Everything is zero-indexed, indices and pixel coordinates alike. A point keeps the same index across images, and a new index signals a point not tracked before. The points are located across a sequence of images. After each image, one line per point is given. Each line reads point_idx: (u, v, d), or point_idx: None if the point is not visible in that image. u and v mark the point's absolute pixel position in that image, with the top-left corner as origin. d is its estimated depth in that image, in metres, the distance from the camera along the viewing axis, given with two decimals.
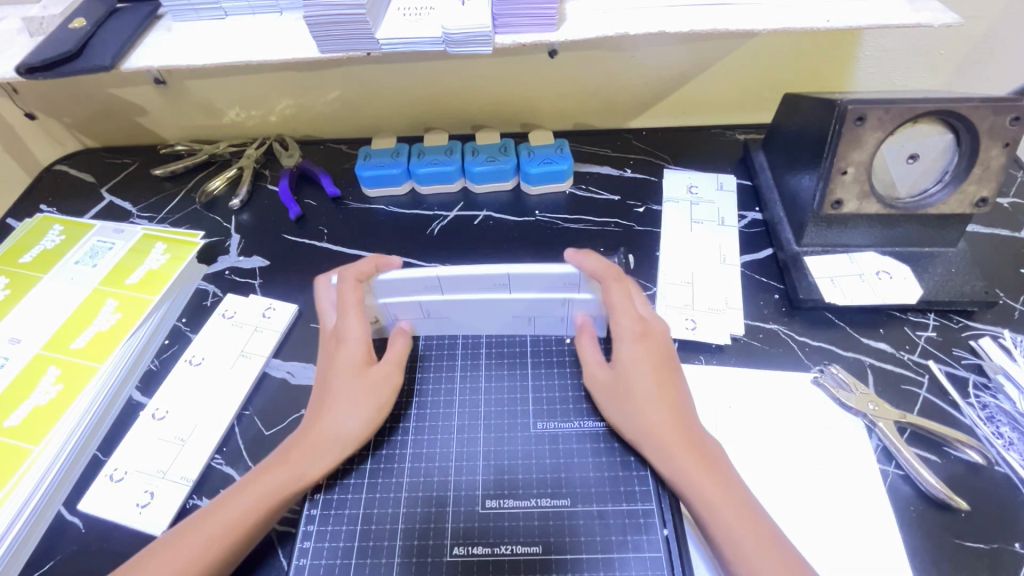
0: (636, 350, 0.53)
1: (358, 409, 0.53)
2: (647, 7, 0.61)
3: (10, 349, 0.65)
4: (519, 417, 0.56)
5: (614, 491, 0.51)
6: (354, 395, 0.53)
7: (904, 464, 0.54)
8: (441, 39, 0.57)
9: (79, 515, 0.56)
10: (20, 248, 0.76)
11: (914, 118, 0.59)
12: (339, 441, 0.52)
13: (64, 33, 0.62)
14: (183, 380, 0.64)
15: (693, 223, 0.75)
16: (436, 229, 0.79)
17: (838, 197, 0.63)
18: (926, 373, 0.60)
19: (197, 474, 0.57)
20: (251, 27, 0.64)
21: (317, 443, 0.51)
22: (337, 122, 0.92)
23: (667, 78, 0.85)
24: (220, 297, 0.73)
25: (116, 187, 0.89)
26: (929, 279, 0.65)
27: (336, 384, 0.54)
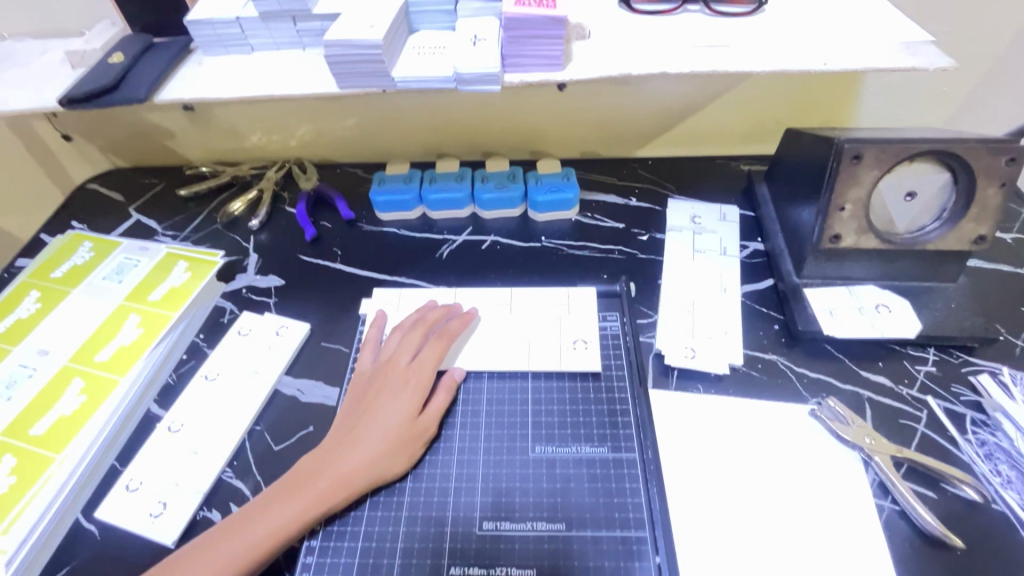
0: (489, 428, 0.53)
1: (396, 452, 0.54)
2: (649, 47, 0.63)
3: (38, 361, 0.68)
4: (518, 441, 0.57)
5: (609, 517, 0.52)
6: (394, 439, 0.54)
7: (899, 500, 0.54)
8: (452, 77, 0.60)
9: (96, 524, 0.59)
10: (51, 264, 0.80)
11: (910, 157, 0.61)
12: (367, 481, 0.53)
13: (103, 67, 0.67)
14: (198, 394, 0.67)
15: (695, 252, 0.77)
16: (445, 253, 0.82)
17: (836, 232, 0.65)
18: (924, 408, 0.61)
19: (207, 486, 0.60)
20: (276, 62, 0.68)
21: (338, 477, 0.52)
22: (354, 148, 0.96)
23: (672, 111, 0.88)
24: (236, 315, 0.77)
25: (143, 206, 0.94)
26: (929, 313, 0.65)
27: (381, 426, 0.55)
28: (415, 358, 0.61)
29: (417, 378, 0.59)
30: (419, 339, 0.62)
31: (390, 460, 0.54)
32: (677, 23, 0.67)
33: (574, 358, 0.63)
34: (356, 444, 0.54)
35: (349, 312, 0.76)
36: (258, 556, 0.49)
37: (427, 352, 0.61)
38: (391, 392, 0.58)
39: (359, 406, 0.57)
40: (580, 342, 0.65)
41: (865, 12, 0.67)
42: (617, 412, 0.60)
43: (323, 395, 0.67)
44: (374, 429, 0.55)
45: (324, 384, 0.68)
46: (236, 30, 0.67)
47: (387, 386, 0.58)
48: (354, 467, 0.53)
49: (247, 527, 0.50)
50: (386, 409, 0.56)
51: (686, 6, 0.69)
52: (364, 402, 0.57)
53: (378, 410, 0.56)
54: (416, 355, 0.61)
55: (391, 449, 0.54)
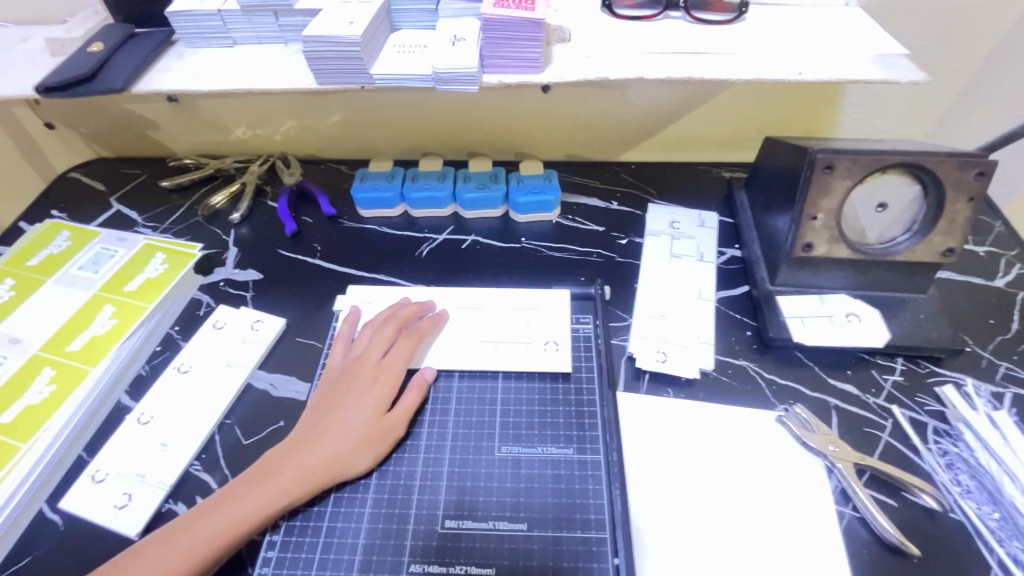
0: None
1: (361, 448, 0.54)
2: (628, 53, 0.64)
3: (9, 349, 0.68)
4: (485, 440, 0.58)
5: (570, 518, 0.52)
6: (359, 435, 0.55)
7: (860, 507, 0.55)
8: (430, 77, 0.60)
9: (59, 514, 0.59)
10: (27, 252, 0.79)
11: (882, 169, 0.61)
12: (330, 476, 0.53)
13: (82, 55, 0.67)
14: (170, 387, 0.67)
15: (672, 258, 0.77)
16: (424, 251, 0.82)
17: (809, 241, 0.65)
18: (889, 417, 0.61)
19: (174, 479, 0.59)
20: (257, 56, 0.68)
21: (301, 472, 0.52)
22: (338, 144, 0.96)
23: (655, 116, 0.89)
24: (212, 308, 0.76)
25: (124, 196, 0.94)
26: (898, 323, 0.66)
27: (348, 422, 0.55)
28: (386, 356, 0.61)
29: (386, 375, 0.59)
30: (390, 337, 0.62)
31: (355, 457, 0.54)
32: (658, 30, 0.67)
33: (545, 359, 0.64)
34: (321, 439, 0.54)
35: (326, 308, 0.76)
36: (217, 549, 0.49)
37: (397, 350, 0.61)
38: (359, 389, 0.58)
39: (326, 402, 0.57)
40: (552, 344, 0.65)
41: (843, 24, 0.68)
42: (585, 413, 0.60)
43: (295, 391, 0.67)
44: (341, 425, 0.55)
45: (296, 379, 0.68)
46: (218, 23, 0.67)
47: (356, 383, 0.58)
48: (318, 462, 0.53)
49: (207, 519, 0.50)
50: (354, 405, 0.56)
51: (667, 13, 0.69)
52: (332, 397, 0.57)
53: (345, 407, 0.56)
54: (386, 352, 0.61)
55: (357, 445, 0.54)
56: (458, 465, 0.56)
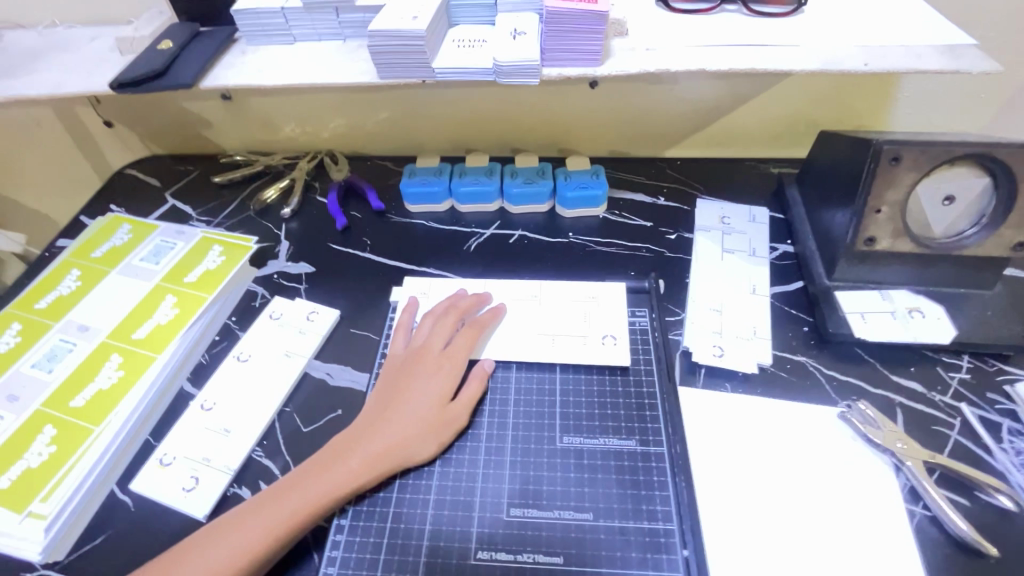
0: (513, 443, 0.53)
1: (427, 436, 0.55)
2: (687, 45, 0.64)
3: (79, 336, 0.70)
4: (546, 430, 0.58)
5: (635, 509, 0.52)
6: (426, 423, 0.55)
7: (931, 505, 0.53)
8: (492, 69, 0.61)
9: (129, 495, 0.60)
10: (91, 244, 0.82)
11: (950, 161, 0.60)
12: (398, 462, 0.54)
13: (152, 53, 0.69)
14: (231, 375, 0.68)
15: (724, 252, 0.77)
16: (473, 246, 0.82)
17: (871, 234, 0.64)
18: (957, 415, 0.60)
19: (238, 463, 0.61)
20: (317, 52, 0.69)
21: (371, 458, 0.53)
22: (385, 141, 0.97)
23: (703, 111, 0.88)
24: (267, 299, 0.78)
25: (178, 192, 0.96)
26: (963, 319, 0.64)
27: (415, 409, 0.56)
28: (447, 347, 0.62)
29: (448, 366, 0.60)
30: (451, 328, 0.63)
31: (417, 444, 0.54)
32: (714, 22, 0.67)
33: (602, 354, 0.64)
34: (389, 426, 0.55)
35: (378, 300, 0.77)
36: (287, 530, 0.50)
37: (458, 341, 0.62)
38: (421, 378, 0.58)
39: (389, 390, 0.58)
40: (609, 337, 0.65)
41: (905, 15, 0.67)
42: (646, 406, 0.60)
43: (351, 380, 0.68)
44: (405, 413, 0.56)
45: (353, 369, 0.69)
46: (280, 20, 0.69)
47: (417, 373, 0.59)
48: (383, 449, 0.53)
49: (282, 499, 0.51)
50: (417, 393, 0.57)
51: (724, 6, 0.69)
52: (399, 385, 0.58)
53: (409, 395, 0.57)
54: (446, 344, 0.62)
55: (420, 433, 0.55)
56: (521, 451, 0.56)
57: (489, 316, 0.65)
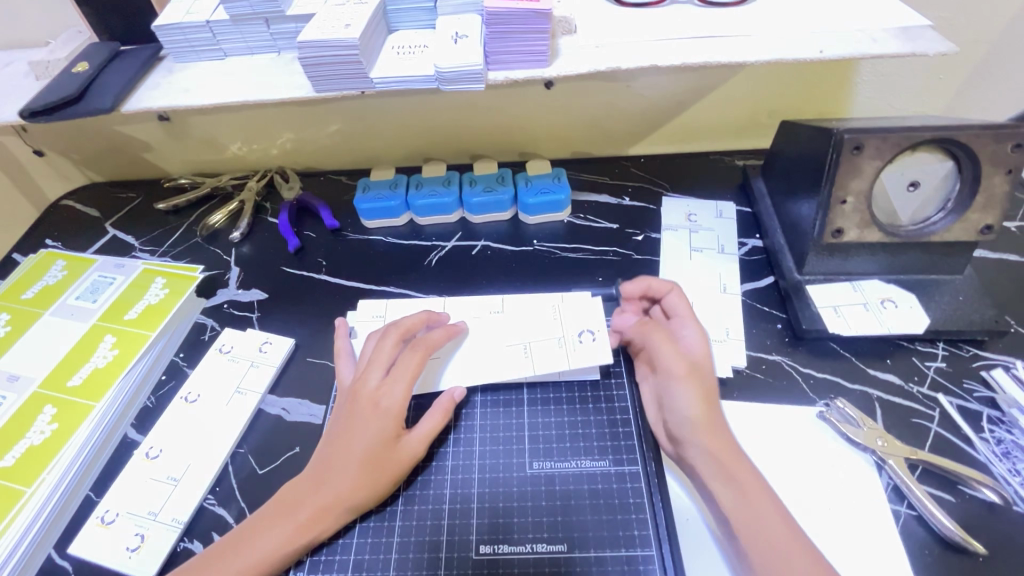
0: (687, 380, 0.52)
1: (377, 477, 0.50)
2: (639, 40, 0.61)
3: (8, 388, 0.65)
4: (515, 457, 0.55)
5: (612, 537, 0.49)
6: (377, 466, 0.51)
7: (916, 504, 0.52)
8: (434, 77, 0.57)
9: (69, 559, 0.55)
10: (22, 285, 0.76)
11: (913, 146, 0.58)
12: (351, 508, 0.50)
13: (67, 76, 0.64)
14: (178, 418, 0.64)
15: (692, 251, 0.74)
16: (434, 260, 0.79)
17: (838, 226, 0.62)
18: (936, 406, 0.58)
19: (187, 516, 0.56)
20: (249, 67, 0.65)
21: (321, 507, 0.49)
22: (337, 155, 0.93)
23: (664, 106, 0.86)
24: (217, 331, 0.73)
25: (120, 221, 0.91)
26: (936, 307, 0.63)
27: (359, 455, 0.50)
28: (388, 376, 0.54)
29: (389, 400, 0.53)
30: (390, 353, 0.56)
31: (368, 489, 0.50)
32: (666, 15, 0.64)
33: (580, 354, 0.59)
34: (334, 472, 0.50)
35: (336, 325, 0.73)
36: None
37: (398, 369, 0.55)
38: (362, 418, 0.52)
39: (333, 434, 0.53)
40: (586, 333, 0.61)
41: None
42: (618, 422, 0.57)
43: (309, 414, 0.64)
44: (349, 460, 0.50)
45: (310, 402, 0.65)
46: (207, 34, 0.64)
47: (359, 413, 0.53)
48: (331, 500, 0.49)
49: (228, 557, 0.46)
50: (359, 435, 0.51)
51: None
52: (339, 429, 0.52)
53: (350, 440, 0.51)
54: (388, 371, 0.55)
55: (368, 478, 0.50)
56: (708, 439, 0.49)
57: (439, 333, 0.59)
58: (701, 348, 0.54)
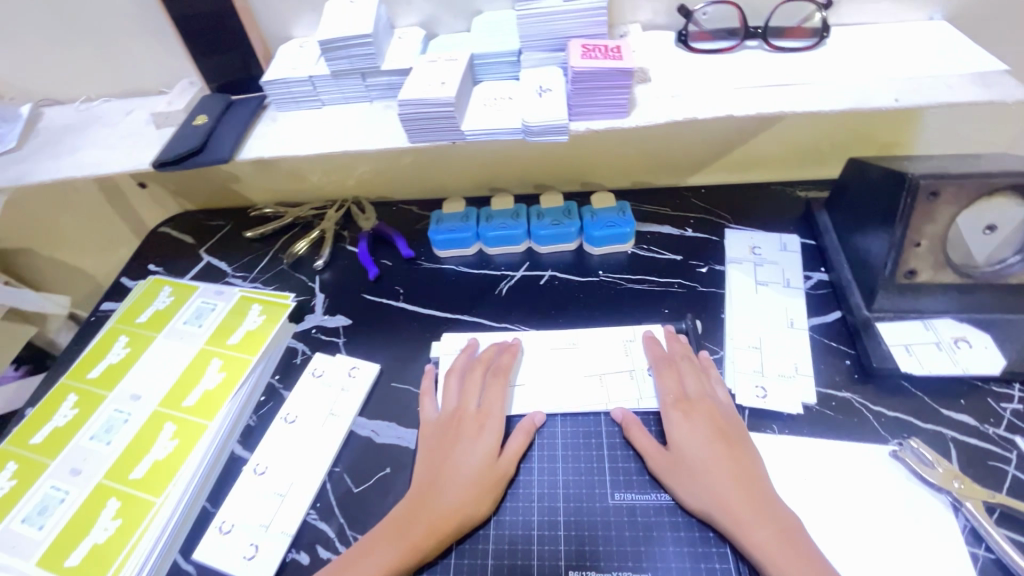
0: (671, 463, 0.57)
1: (481, 494, 0.56)
2: (713, 88, 0.64)
3: (132, 406, 0.73)
4: (597, 487, 0.58)
5: (695, 568, 0.52)
6: (481, 483, 0.57)
7: (995, 548, 0.53)
8: (521, 129, 0.61)
9: (192, 564, 0.62)
10: (136, 309, 0.85)
11: (990, 193, 0.59)
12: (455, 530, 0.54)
13: (189, 128, 0.72)
14: (280, 437, 0.70)
15: (758, 285, 0.76)
16: (504, 289, 0.83)
17: (912, 267, 0.64)
18: (1013, 449, 0.59)
19: (294, 529, 0.62)
20: (345, 115, 0.71)
21: (431, 525, 0.54)
22: (408, 185, 0.99)
23: (726, 139, 0.88)
24: (308, 355, 0.80)
25: (212, 247, 0.99)
26: (1013, 348, 0.63)
27: (468, 473, 0.57)
28: (484, 400, 0.64)
29: (490, 419, 0.62)
30: (481, 382, 0.65)
31: (474, 506, 0.55)
32: (737, 61, 0.67)
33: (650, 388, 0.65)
34: (443, 491, 0.56)
35: (416, 350, 0.78)
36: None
37: (491, 393, 0.64)
38: (468, 436, 0.60)
39: (436, 455, 0.59)
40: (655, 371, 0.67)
41: (933, 42, 0.66)
42: None
43: (397, 436, 0.69)
44: (458, 474, 0.57)
45: (397, 426, 0.70)
46: (309, 87, 0.71)
47: (463, 431, 0.61)
48: (442, 514, 0.55)
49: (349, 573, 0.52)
50: (466, 453, 0.59)
51: (745, 42, 0.69)
52: (444, 451, 0.59)
53: (458, 455, 0.58)
54: (481, 397, 0.64)
55: (475, 492, 0.56)
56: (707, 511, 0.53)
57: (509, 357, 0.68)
58: (686, 425, 0.58)
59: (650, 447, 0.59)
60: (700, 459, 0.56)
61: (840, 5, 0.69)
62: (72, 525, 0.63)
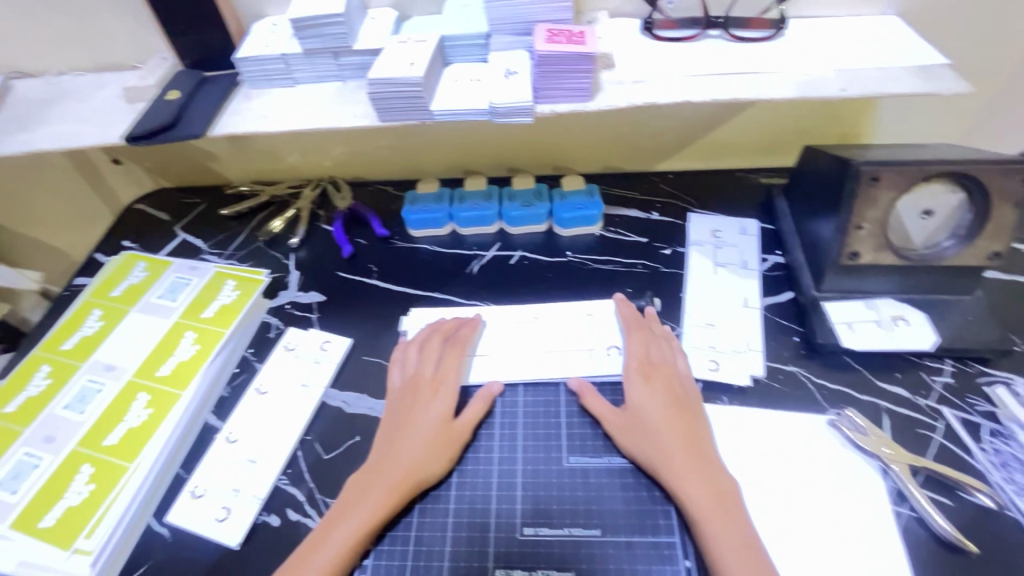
0: (626, 423, 0.60)
1: (435, 455, 0.59)
2: (674, 75, 0.67)
3: (106, 377, 0.74)
4: (554, 451, 0.62)
5: (640, 524, 0.56)
6: (434, 443, 0.60)
7: (917, 506, 0.57)
8: (487, 111, 0.63)
9: (166, 527, 0.64)
10: (110, 283, 0.86)
11: (927, 178, 0.63)
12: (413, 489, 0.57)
13: (161, 103, 0.72)
14: (253, 407, 0.72)
15: (716, 266, 0.80)
16: (475, 268, 0.86)
17: (854, 249, 0.67)
18: (940, 418, 0.64)
19: (266, 492, 0.65)
20: (318, 94, 0.72)
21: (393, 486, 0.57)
22: (384, 167, 1.00)
23: (693, 127, 0.91)
24: (282, 330, 0.82)
25: (188, 225, 1.00)
26: (946, 326, 0.68)
27: (424, 434, 0.60)
28: (440, 367, 0.66)
29: (444, 385, 0.64)
30: (437, 350, 0.68)
31: (429, 466, 0.58)
32: (699, 49, 0.70)
33: (606, 364, 0.67)
34: (400, 451, 0.59)
35: (388, 326, 0.80)
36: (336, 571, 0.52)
37: (447, 361, 0.66)
38: (423, 401, 0.63)
39: (395, 419, 0.62)
40: (614, 349, 0.69)
41: (883, 36, 0.70)
42: None
43: (367, 407, 0.72)
44: (415, 437, 0.60)
45: (368, 397, 0.73)
46: (282, 65, 0.72)
47: (419, 396, 0.63)
48: (402, 475, 0.57)
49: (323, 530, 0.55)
50: (421, 417, 0.61)
51: (708, 31, 0.72)
52: (403, 415, 0.62)
53: (415, 418, 0.61)
54: (438, 364, 0.67)
55: (431, 451, 0.59)
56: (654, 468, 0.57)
57: (466, 328, 0.71)
58: (643, 389, 0.62)
59: (607, 409, 0.62)
60: (652, 421, 0.59)
61: None
62: (45, 489, 0.64)
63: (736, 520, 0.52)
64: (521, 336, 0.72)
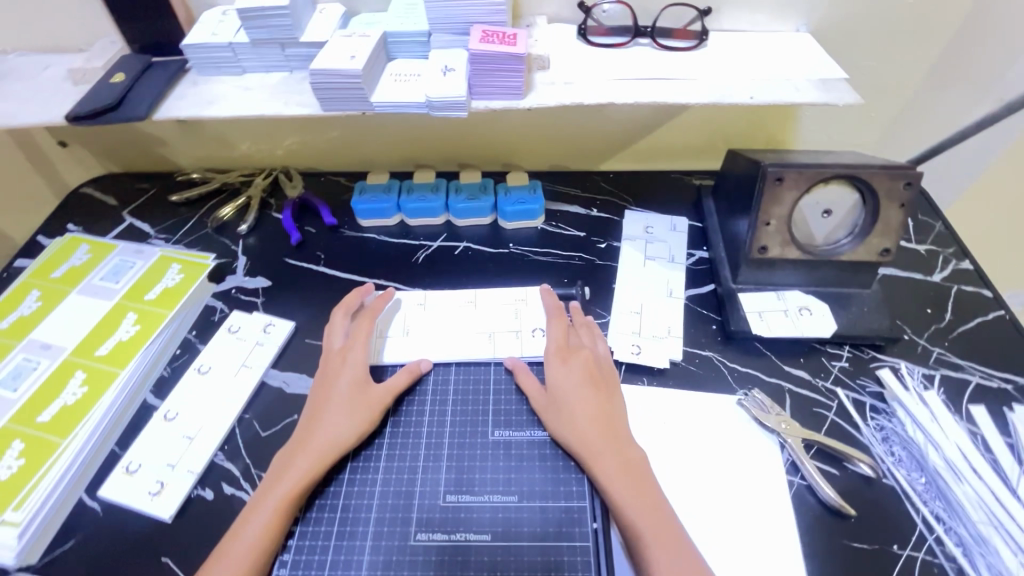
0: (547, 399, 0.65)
1: (354, 421, 0.62)
2: (603, 79, 0.72)
3: (42, 355, 0.74)
4: (480, 426, 0.65)
5: (555, 490, 0.60)
6: (351, 409, 0.63)
7: (807, 476, 0.63)
8: (424, 103, 0.67)
9: (97, 501, 0.65)
10: (50, 264, 0.86)
11: (825, 180, 0.70)
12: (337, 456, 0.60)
13: (105, 86, 0.74)
14: (192, 386, 0.73)
15: (646, 259, 0.85)
16: (421, 258, 0.89)
17: (763, 244, 0.73)
18: (834, 398, 0.70)
19: (201, 467, 0.66)
20: (264, 83, 0.75)
21: (319, 455, 0.60)
22: (337, 158, 1.02)
23: (631, 129, 0.96)
24: (225, 313, 0.83)
25: (136, 210, 1.00)
26: (844, 315, 0.75)
27: (342, 403, 0.63)
28: (348, 339, 0.70)
29: (359, 356, 0.67)
30: (351, 326, 0.71)
31: (351, 433, 0.61)
32: (628, 55, 0.75)
33: (533, 344, 0.72)
34: (321, 422, 0.62)
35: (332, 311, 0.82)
36: (263, 534, 0.55)
37: (361, 334, 0.70)
38: (340, 372, 0.66)
39: (318, 393, 0.65)
40: (539, 331, 0.73)
41: (793, 50, 0.76)
42: None
43: (306, 387, 0.74)
44: (336, 407, 0.63)
45: (308, 377, 0.75)
46: (229, 54, 0.74)
47: (336, 369, 0.66)
48: (326, 443, 0.60)
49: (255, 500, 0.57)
50: (339, 387, 0.64)
51: (637, 40, 0.77)
52: (324, 388, 0.65)
53: (334, 390, 0.64)
54: (353, 338, 0.70)
55: (350, 418, 0.62)
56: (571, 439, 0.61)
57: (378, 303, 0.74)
58: (564, 366, 0.66)
59: (532, 387, 0.66)
60: (570, 395, 0.63)
61: (719, 13, 0.78)
62: None
63: (641, 483, 0.57)
64: (457, 320, 0.75)
